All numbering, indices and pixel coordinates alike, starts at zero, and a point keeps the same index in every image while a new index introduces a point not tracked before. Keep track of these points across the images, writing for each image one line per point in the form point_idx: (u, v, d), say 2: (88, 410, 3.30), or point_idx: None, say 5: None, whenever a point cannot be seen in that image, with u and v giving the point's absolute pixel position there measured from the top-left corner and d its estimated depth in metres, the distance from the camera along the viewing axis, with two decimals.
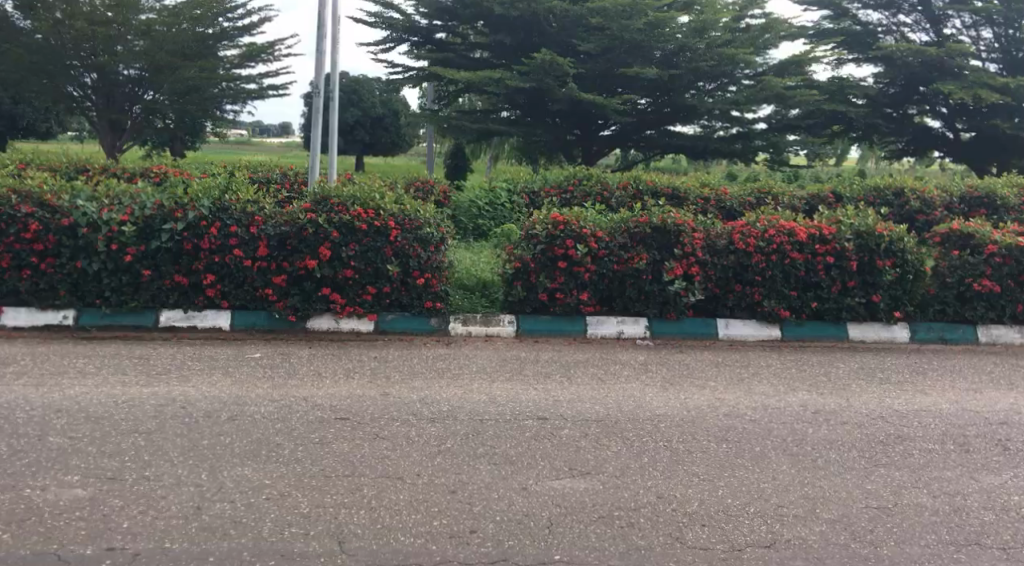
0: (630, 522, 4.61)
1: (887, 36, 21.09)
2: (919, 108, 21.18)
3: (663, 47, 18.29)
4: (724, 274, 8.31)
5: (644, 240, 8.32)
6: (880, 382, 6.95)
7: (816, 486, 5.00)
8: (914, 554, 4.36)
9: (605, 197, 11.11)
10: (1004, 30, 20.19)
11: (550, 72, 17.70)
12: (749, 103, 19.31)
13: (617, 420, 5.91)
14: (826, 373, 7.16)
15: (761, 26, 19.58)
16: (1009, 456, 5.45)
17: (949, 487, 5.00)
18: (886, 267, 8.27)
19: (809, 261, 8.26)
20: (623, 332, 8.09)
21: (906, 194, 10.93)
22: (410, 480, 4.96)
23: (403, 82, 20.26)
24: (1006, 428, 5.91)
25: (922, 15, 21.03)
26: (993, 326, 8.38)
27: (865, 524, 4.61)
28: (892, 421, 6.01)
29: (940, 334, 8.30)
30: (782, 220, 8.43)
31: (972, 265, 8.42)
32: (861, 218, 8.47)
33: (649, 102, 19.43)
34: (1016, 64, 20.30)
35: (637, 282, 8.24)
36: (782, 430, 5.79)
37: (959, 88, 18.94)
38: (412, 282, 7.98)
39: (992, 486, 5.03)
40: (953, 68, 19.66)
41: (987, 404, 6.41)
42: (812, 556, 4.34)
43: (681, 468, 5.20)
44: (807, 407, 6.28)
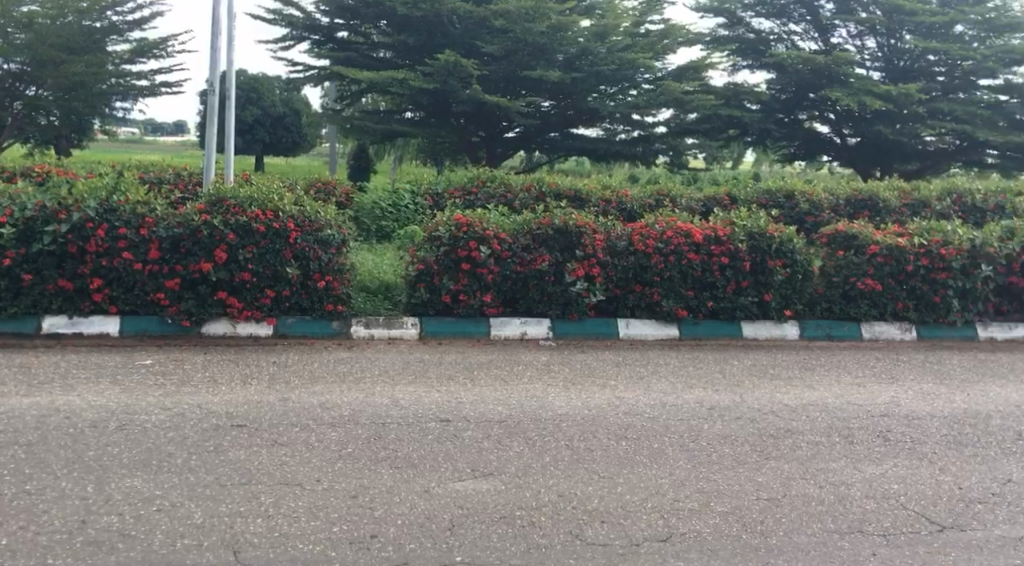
0: (531, 521, 4.65)
1: (779, 44, 21.69)
2: (808, 114, 21.77)
3: (566, 51, 18.58)
4: (624, 274, 8.47)
5: (546, 241, 8.41)
6: (771, 378, 7.20)
7: (712, 480, 5.15)
8: (800, 542, 4.51)
9: (509, 200, 11.16)
10: (886, 40, 21.07)
11: (454, 73, 17.71)
12: (649, 107, 19.64)
13: (520, 421, 5.95)
14: (722, 370, 7.37)
15: (661, 32, 19.96)
16: (890, 446, 5.71)
17: (834, 477, 5.21)
18: (778, 266, 8.57)
19: (705, 261, 8.47)
20: (526, 332, 8.16)
21: (796, 197, 11.32)
22: (309, 487, 4.89)
23: (303, 81, 19.96)
24: (887, 420, 6.19)
25: (811, 25, 21.80)
26: (876, 322, 8.76)
27: (755, 515, 4.76)
28: (782, 415, 6.23)
29: (828, 331, 8.63)
30: (679, 221, 8.63)
31: (856, 265, 8.83)
32: (753, 220, 8.74)
33: (552, 104, 19.56)
34: (897, 72, 21.14)
35: (540, 283, 8.31)
36: (680, 426, 5.94)
37: (845, 94, 19.64)
38: (313, 284, 7.88)
39: (875, 475, 5.25)
40: (838, 75, 20.28)
41: (869, 398, 6.70)
42: (706, 549, 4.44)
43: (582, 467, 5.27)
44: (703, 403, 6.45)
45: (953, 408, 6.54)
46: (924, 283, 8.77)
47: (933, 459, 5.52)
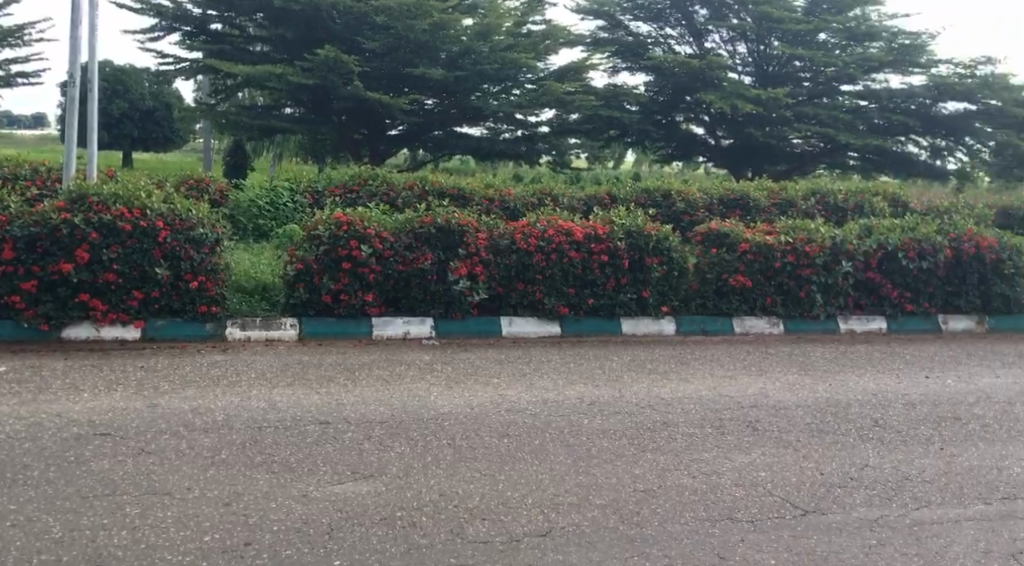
0: (412, 521, 4.62)
1: (656, 47, 22.23)
2: (685, 116, 22.34)
3: (448, 49, 18.59)
4: (506, 273, 8.52)
5: (429, 240, 8.37)
6: (649, 372, 7.37)
7: (590, 474, 5.22)
8: (673, 531, 4.62)
9: (391, 198, 11.06)
10: (756, 47, 21.86)
11: (334, 69, 17.44)
12: (532, 106, 19.80)
13: (401, 421, 5.90)
14: (602, 366, 7.50)
15: (542, 32, 20.19)
16: (758, 436, 5.92)
17: (706, 467, 5.37)
18: (655, 264, 8.78)
19: (585, 260, 8.61)
20: (409, 332, 8.09)
21: (673, 197, 11.63)
22: (179, 496, 4.72)
23: (174, 74, 19.26)
24: (757, 411, 6.42)
25: (687, 29, 22.39)
26: (747, 317, 9.09)
27: (631, 506, 4.85)
28: (659, 408, 6.38)
29: (702, 326, 8.90)
30: (559, 220, 8.74)
31: (728, 262, 9.14)
32: (631, 219, 8.93)
33: (435, 102, 19.48)
34: (766, 77, 21.93)
35: (423, 282, 8.27)
36: (561, 422, 6.01)
37: (719, 97, 20.25)
38: (184, 285, 7.61)
39: (744, 464, 5.44)
40: (711, 78, 20.93)
41: (740, 389, 6.94)
42: (584, 542, 4.50)
43: (463, 465, 5.26)
44: (583, 399, 6.54)
45: (817, 398, 6.84)
46: (791, 279, 9.16)
47: (798, 447, 5.75)
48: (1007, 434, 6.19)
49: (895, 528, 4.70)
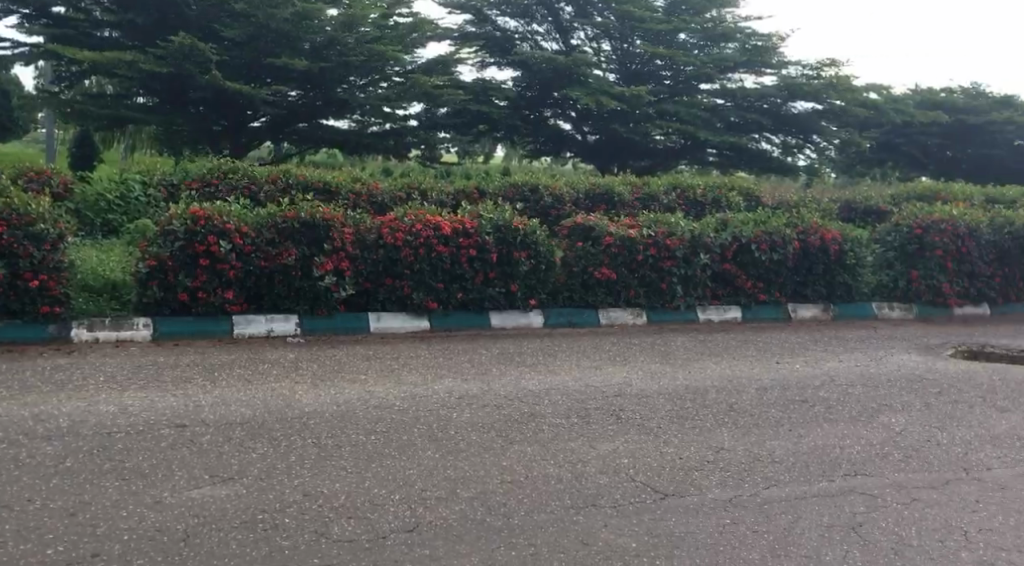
0: (274, 524, 4.47)
1: (523, 42, 22.06)
2: (552, 112, 22.51)
3: (312, 39, 18.28)
4: (374, 268, 8.38)
5: (292, 236, 8.15)
6: (517, 365, 7.41)
7: (458, 468, 5.20)
8: (539, 520, 4.65)
9: (253, 192, 10.72)
10: (619, 44, 22.28)
11: (190, 57, 16.81)
12: (400, 99, 19.55)
13: (264, 421, 5.72)
14: (470, 360, 7.49)
15: (409, 25, 20.02)
16: (621, 424, 6.04)
17: (572, 456, 5.44)
18: (523, 257, 8.84)
19: (453, 254, 8.58)
20: (273, 329, 7.86)
21: (540, 191, 11.75)
22: (19, 508, 4.42)
23: (14, 59, 18.11)
24: (621, 400, 6.56)
25: (553, 26, 22.47)
26: (612, 309, 9.28)
27: (498, 498, 4.86)
28: (527, 400, 6.43)
29: (569, 318, 9.02)
30: (427, 214, 8.67)
31: (593, 255, 9.31)
32: (499, 213, 8.94)
33: (299, 94, 18.96)
34: (630, 75, 22.32)
35: (286, 278, 8.05)
36: (428, 417, 5.96)
37: (584, 93, 20.54)
38: (24, 284, 7.16)
39: (608, 452, 5.54)
40: (576, 75, 21.18)
41: (605, 379, 7.07)
42: (452, 535, 4.47)
43: (329, 464, 5.15)
44: (452, 393, 6.52)
45: (677, 385, 7.05)
46: (653, 271, 9.42)
47: (659, 433, 5.90)
48: (851, 413, 6.54)
49: (748, 507, 4.88)
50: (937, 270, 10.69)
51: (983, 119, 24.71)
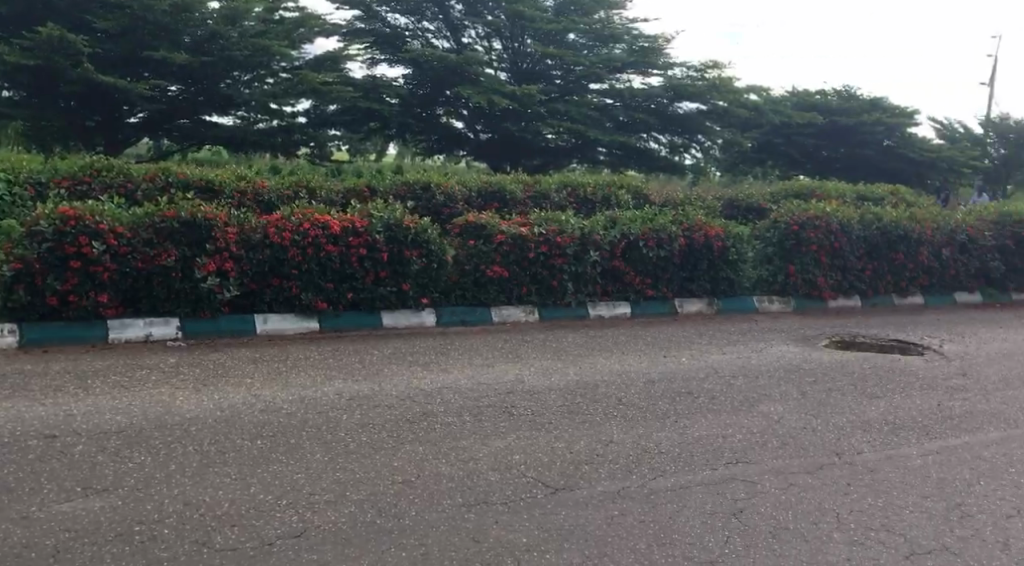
0: (151, 535, 4.31)
1: (415, 39, 21.88)
2: (444, 111, 22.14)
3: (194, 33, 17.84)
4: (260, 268, 8.17)
5: (172, 236, 7.89)
6: (408, 364, 7.36)
7: (348, 470, 5.12)
8: (430, 520, 4.62)
9: (130, 191, 10.32)
10: (510, 43, 22.44)
11: (60, 49, 16.08)
12: (287, 96, 19.33)
13: (142, 429, 5.52)
14: (361, 360, 7.40)
15: (296, 20, 19.65)
16: (513, 421, 6.07)
17: (463, 454, 5.43)
18: (414, 256, 8.78)
19: (342, 253, 8.46)
20: (152, 333, 7.58)
21: (432, 189, 11.70)
22: None
23: None
24: (512, 397, 6.59)
25: (443, 24, 22.37)
26: (505, 306, 9.32)
27: (389, 499, 4.81)
28: (418, 399, 6.38)
29: (461, 318, 9.01)
30: (315, 213, 8.52)
31: (485, 253, 9.33)
32: (388, 211, 8.85)
33: (179, 89, 18.34)
34: (522, 74, 22.41)
35: (166, 280, 7.78)
36: (317, 419, 5.86)
37: (475, 91, 20.51)
38: None
39: (499, 448, 5.56)
40: (469, 73, 21.08)
41: (497, 377, 7.10)
42: (340, 538, 4.40)
43: (212, 471, 5.00)
44: (342, 394, 6.42)
45: (568, 381, 7.12)
46: (544, 268, 9.49)
47: (550, 428, 5.96)
48: (733, 404, 6.75)
49: (636, 498, 4.97)
50: (812, 264, 11.15)
51: (855, 119, 25.84)
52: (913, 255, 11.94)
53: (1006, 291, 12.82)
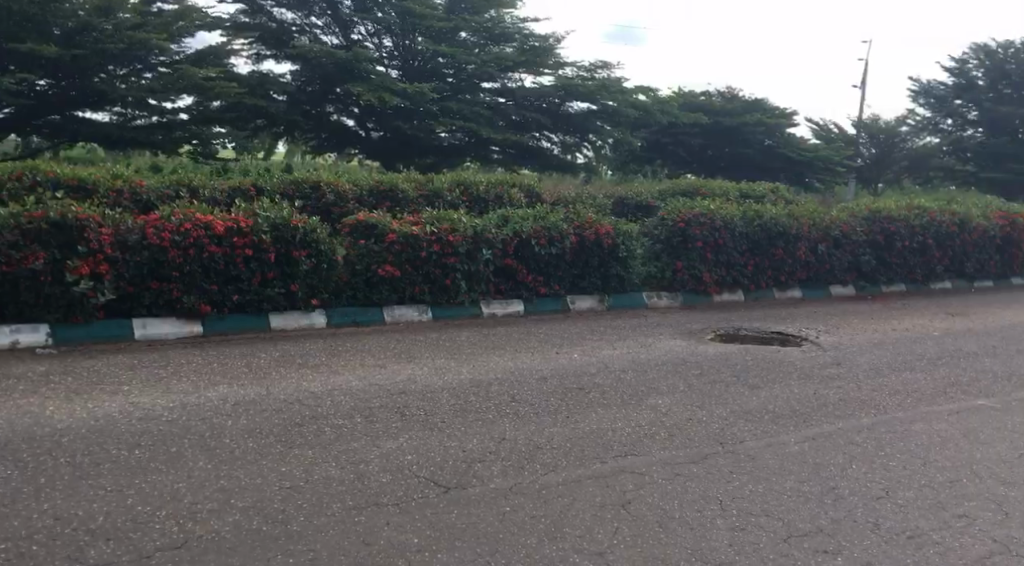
0: (19, 552, 4.10)
1: (301, 35, 21.48)
2: (335, 108, 21.74)
3: (63, 25, 17.12)
4: (137, 271, 7.85)
5: (41, 237, 7.50)
6: (296, 367, 7.21)
7: (233, 477, 4.98)
8: (318, 524, 4.54)
9: None
10: (400, 41, 22.15)
11: None
12: (167, 92, 18.64)
13: (9, 442, 5.23)
14: (247, 364, 7.20)
15: (174, 12, 18.93)
16: (405, 421, 6.02)
17: (354, 457, 5.35)
18: (302, 257, 8.61)
19: (227, 254, 8.22)
20: (19, 340, 7.20)
21: (322, 188, 11.47)
22: None
23: None
24: (404, 397, 6.53)
25: (332, 19, 21.91)
26: (397, 306, 9.24)
27: (276, 505, 4.70)
28: (307, 403, 6.25)
29: (352, 318, 8.89)
30: (197, 213, 8.25)
31: (376, 252, 9.21)
32: (275, 211, 8.64)
33: (49, 83, 17.66)
34: (413, 72, 22.18)
35: (35, 284, 7.39)
36: (200, 426, 5.67)
37: (366, 89, 20.19)
38: None
39: (391, 450, 5.50)
40: (360, 72, 20.68)
41: (389, 377, 7.02)
42: (224, 547, 4.27)
43: (86, 483, 4.78)
44: (227, 400, 6.23)
45: (461, 379, 7.10)
46: (437, 267, 9.45)
47: (442, 428, 5.93)
48: (621, 398, 6.87)
49: (527, 494, 4.99)
50: (698, 260, 11.46)
51: (737, 120, 26.64)
52: (792, 251, 12.37)
53: (877, 284, 13.44)
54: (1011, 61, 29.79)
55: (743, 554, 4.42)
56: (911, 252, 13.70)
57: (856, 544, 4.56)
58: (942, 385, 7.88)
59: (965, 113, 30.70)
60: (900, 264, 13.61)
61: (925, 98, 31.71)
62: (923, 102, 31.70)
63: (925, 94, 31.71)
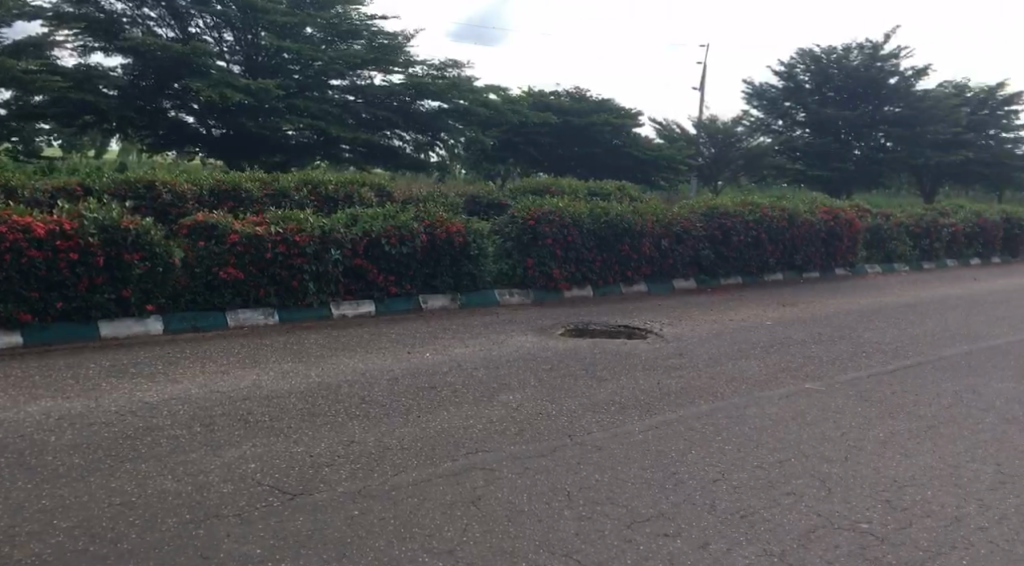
0: None
1: (133, 27, 20.41)
2: (172, 104, 20.69)
3: None
4: None
5: None
6: (128, 377, 6.85)
7: (56, 496, 4.69)
8: (151, 541, 4.32)
9: None
10: (242, 35, 21.51)
11: None
12: None
13: None
14: (74, 376, 6.78)
15: None
16: (248, 429, 5.82)
17: (192, 468, 5.14)
18: (135, 260, 8.17)
19: (49, 259, 7.72)
20: None
21: (158, 188, 10.92)
22: None
23: None
24: (247, 404, 6.32)
25: (166, 11, 20.91)
26: (240, 309, 8.96)
27: (104, 523, 4.45)
28: (141, 414, 5.96)
29: (191, 323, 8.56)
30: (14, 216, 7.71)
31: (217, 254, 8.86)
32: (104, 211, 8.18)
33: None
34: (256, 67, 21.56)
35: None
36: (21, 444, 5.31)
37: (205, 86, 19.39)
38: None
39: (232, 459, 5.30)
40: (199, 66, 19.84)
41: (231, 384, 6.78)
42: None
43: None
44: (51, 414, 5.86)
45: (308, 383, 6.94)
46: (282, 268, 9.20)
47: (288, 433, 5.77)
48: (473, 395, 6.88)
49: (376, 496, 4.92)
50: (548, 257, 11.65)
51: (585, 120, 27.13)
52: (636, 247, 12.74)
53: (716, 277, 14.05)
54: (834, 66, 31.89)
55: (589, 543, 4.49)
56: (746, 247, 14.38)
57: (695, 526, 4.73)
58: (774, 370, 8.32)
59: (794, 114, 32.68)
60: (737, 258, 14.26)
61: (758, 100, 33.56)
62: (757, 104, 33.49)
63: (758, 97, 33.59)
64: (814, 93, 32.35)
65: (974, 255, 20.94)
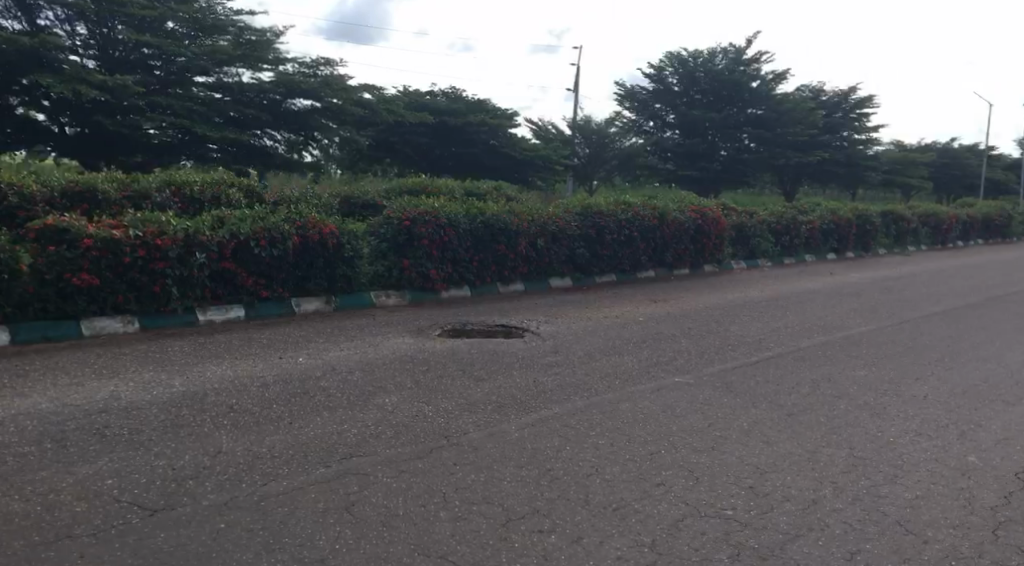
0: None
1: None
2: (20, 100, 19.62)
3: None
4: None
5: None
6: None
7: None
8: None
9: None
10: (97, 28, 20.19)
11: None
12: None
13: None
14: None
15: None
16: (105, 443, 5.53)
17: (42, 487, 4.84)
18: None
19: None
20: None
21: None
22: None
23: None
24: (106, 416, 6.01)
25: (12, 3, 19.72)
26: (96, 318, 8.54)
27: None
28: None
29: (41, 333, 8.12)
30: None
31: (70, 259, 8.38)
32: None
33: None
34: (113, 62, 20.43)
35: None
36: None
37: (56, 80, 18.31)
38: None
39: (88, 475, 5.03)
40: (50, 59, 18.94)
41: (88, 396, 6.44)
42: None
43: None
44: None
45: (172, 393, 6.65)
46: (143, 273, 8.80)
47: (150, 446, 5.52)
48: (347, 399, 6.75)
49: (244, 508, 4.75)
50: (424, 258, 11.56)
51: (461, 120, 27.01)
52: (513, 246, 12.77)
53: (590, 275, 14.27)
54: (700, 69, 32.75)
55: (464, 544, 4.45)
56: (619, 245, 14.66)
57: (569, 521, 4.76)
58: (646, 365, 8.51)
59: (663, 116, 33.53)
60: (611, 256, 14.52)
61: (630, 103, 34.18)
62: (629, 105, 34.12)
63: (630, 98, 34.21)
64: (682, 95, 33.21)
65: (830, 251, 22.05)
